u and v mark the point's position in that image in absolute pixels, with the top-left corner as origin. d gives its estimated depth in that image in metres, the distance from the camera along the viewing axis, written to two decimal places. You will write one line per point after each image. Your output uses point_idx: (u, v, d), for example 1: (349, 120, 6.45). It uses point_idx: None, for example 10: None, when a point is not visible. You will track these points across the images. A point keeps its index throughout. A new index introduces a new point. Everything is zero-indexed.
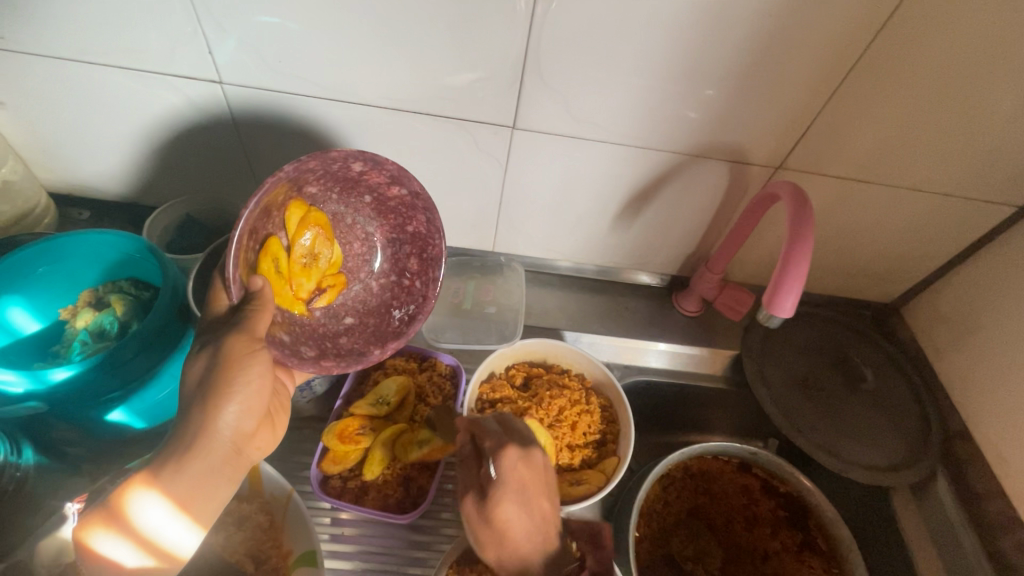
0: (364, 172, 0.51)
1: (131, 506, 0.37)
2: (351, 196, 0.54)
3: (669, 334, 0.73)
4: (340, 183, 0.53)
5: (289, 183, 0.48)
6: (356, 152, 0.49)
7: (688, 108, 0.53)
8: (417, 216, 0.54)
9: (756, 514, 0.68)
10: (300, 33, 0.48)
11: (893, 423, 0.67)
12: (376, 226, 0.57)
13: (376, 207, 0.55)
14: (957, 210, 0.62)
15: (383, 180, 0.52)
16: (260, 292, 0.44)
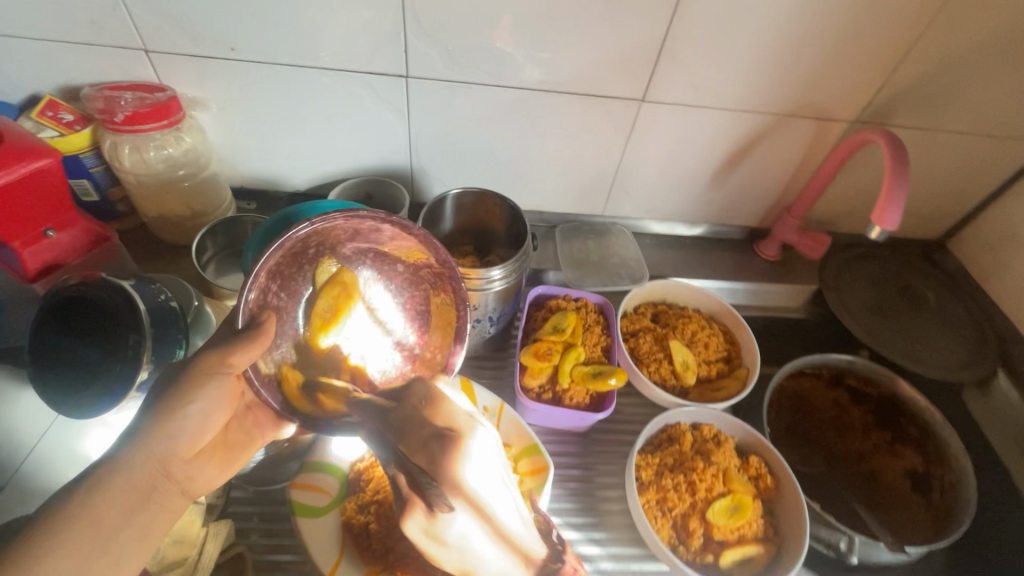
0: (394, 239, 0.49)
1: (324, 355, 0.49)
2: (384, 262, 0.52)
3: (757, 275, 0.85)
4: (373, 250, 0.51)
5: (320, 237, 0.46)
6: (387, 216, 0.46)
7: (789, 75, 0.65)
8: (446, 285, 0.52)
9: (849, 420, 0.77)
10: (483, 30, 0.60)
11: (956, 332, 0.79)
12: (406, 300, 0.54)
13: (409, 277, 0.53)
14: (1000, 148, 0.75)
15: (411, 248, 0.49)
16: (264, 326, 0.43)
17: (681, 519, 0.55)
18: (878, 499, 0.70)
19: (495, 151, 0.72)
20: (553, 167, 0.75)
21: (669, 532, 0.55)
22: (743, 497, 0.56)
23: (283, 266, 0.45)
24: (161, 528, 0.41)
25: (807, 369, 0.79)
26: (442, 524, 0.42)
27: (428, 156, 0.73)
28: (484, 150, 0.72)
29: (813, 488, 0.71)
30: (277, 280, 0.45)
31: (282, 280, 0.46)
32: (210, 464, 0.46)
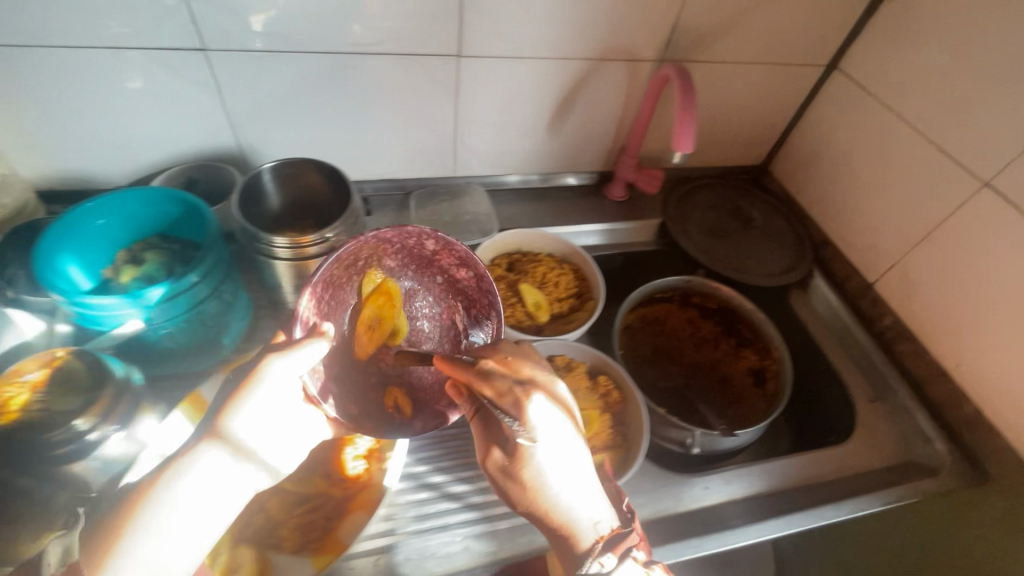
0: (437, 251, 0.61)
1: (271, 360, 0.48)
2: (425, 274, 0.63)
3: (607, 215, 0.90)
4: (416, 261, 0.63)
5: (370, 249, 0.59)
6: (438, 234, 0.60)
7: (592, 20, 0.68)
8: (482, 298, 0.61)
9: (701, 336, 0.87)
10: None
11: (779, 242, 0.89)
12: (441, 309, 0.64)
13: (445, 288, 0.63)
14: (789, 74, 0.84)
15: (453, 261, 0.61)
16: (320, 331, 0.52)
17: None
18: (724, 399, 0.82)
19: (326, 121, 0.71)
20: (390, 133, 0.75)
21: None
22: (594, 415, 0.62)
23: (336, 275, 0.57)
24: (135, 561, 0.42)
25: (656, 294, 0.86)
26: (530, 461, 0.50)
27: (254, 134, 0.70)
28: (313, 121, 0.71)
29: (674, 400, 0.81)
30: (331, 288, 0.57)
31: (334, 291, 0.58)
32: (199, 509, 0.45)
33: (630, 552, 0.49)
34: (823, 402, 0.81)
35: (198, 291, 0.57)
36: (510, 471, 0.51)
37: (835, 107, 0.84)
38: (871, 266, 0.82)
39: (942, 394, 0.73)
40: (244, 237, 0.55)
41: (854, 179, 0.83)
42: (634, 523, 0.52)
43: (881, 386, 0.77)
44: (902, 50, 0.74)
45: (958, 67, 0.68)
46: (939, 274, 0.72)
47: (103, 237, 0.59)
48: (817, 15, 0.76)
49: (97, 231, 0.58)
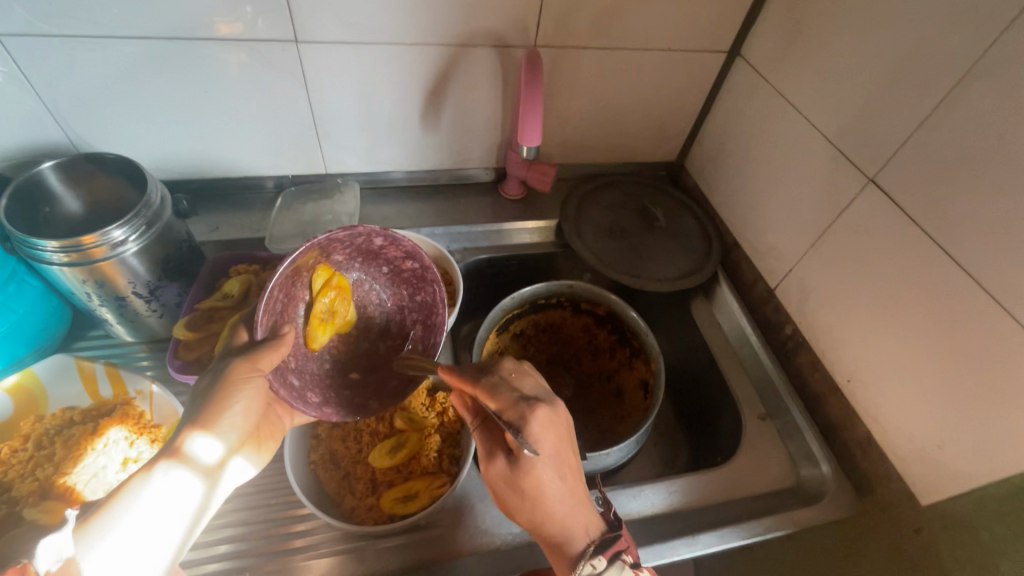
0: (385, 246, 0.54)
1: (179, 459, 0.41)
2: (371, 265, 0.57)
3: (499, 215, 0.84)
4: (362, 254, 0.55)
5: (319, 249, 0.50)
6: (383, 230, 0.52)
7: (443, 1, 0.62)
8: (427, 287, 0.57)
9: (598, 345, 0.81)
10: None
11: (682, 244, 0.82)
12: (389, 296, 0.59)
13: (388, 278, 0.58)
14: (689, 62, 0.77)
15: (398, 254, 0.55)
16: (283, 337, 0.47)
17: (350, 468, 0.54)
18: (606, 416, 0.78)
19: (161, 112, 0.66)
20: (241, 125, 0.70)
21: (336, 483, 0.54)
22: (417, 438, 0.56)
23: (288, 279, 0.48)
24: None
25: (540, 300, 0.79)
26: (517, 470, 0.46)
27: (82, 126, 0.65)
28: (148, 112, 0.66)
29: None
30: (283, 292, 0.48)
31: (288, 288, 0.49)
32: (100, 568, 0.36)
33: (623, 558, 0.44)
34: (718, 418, 0.75)
35: None
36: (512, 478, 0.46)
37: (739, 97, 0.78)
38: (772, 271, 0.75)
39: (836, 411, 0.66)
40: (16, 241, 0.49)
41: (757, 176, 0.76)
42: (621, 529, 0.49)
43: (774, 401, 0.72)
44: (796, 33, 0.67)
45: (845, 50, 0.61)
46: (831, 281, 0.65)
47: None
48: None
49: None
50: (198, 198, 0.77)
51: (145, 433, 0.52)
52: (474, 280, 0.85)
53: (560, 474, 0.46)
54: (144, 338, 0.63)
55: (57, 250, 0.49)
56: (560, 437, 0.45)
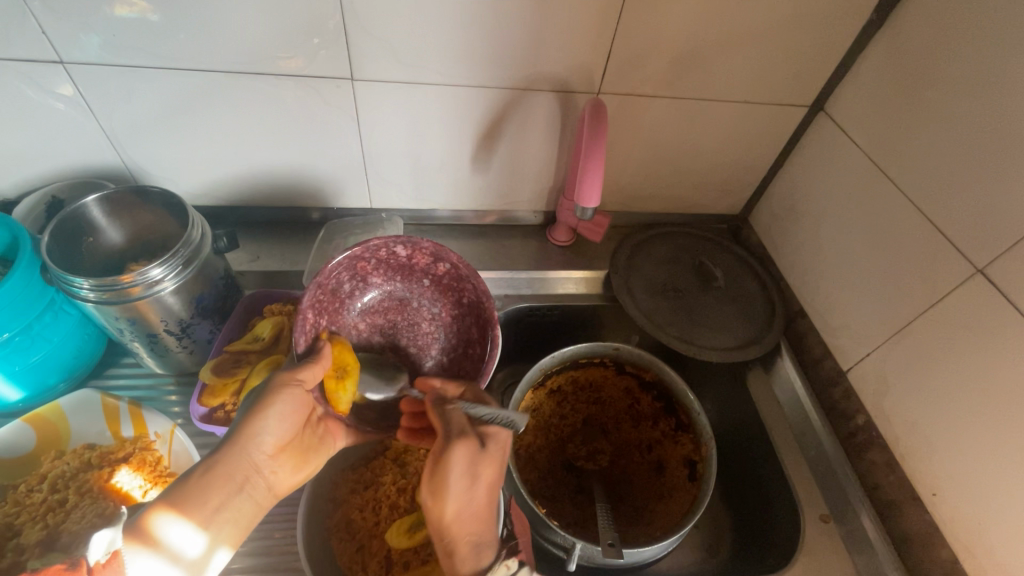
0: (410, 255, 0.59)
1: (155, 528, 0.36)
2: (412, 281, 0.61)
3: (544, 262, 0.80)
4: (399, 271, 0.60)
5: (348, 270, 0.57)
6: (400, 238, 0.57)
7: (506, 44, 0.59)
8: (467, 286, 0.59)
9: (639, 411, 0.75)
10: (145, 13, 0.53)
11: (742, 309, 0.75)
12: (439, 307, 0.62)
13: (434, 289, 0.62)
14: (763, 115, 0.71)
15: (427, 260, 0.59)
16: (321, 350, 0.50)
17: (364, 541, 0.50)
18: (645, 491, 0.70)
19: (214, 142, 0.65)
20: (290, 158, 0.69)
21: (349, 557, 0.50)
22: None
23: (322, 301, 0.55)
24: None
25: (580, 359, 0.73)
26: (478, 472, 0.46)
27: (137, 153, 0.65)
28: (201, 140, 0.65)
29: (577, 484, 0.71)
30: (322, 315, 0.55)
31: (330, 311, 0.56)
32: None
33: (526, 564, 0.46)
34: (771, 509, 0.68)
35: None
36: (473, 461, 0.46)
37: (819, 155, 0.71)
38: (846, 351, 0.67)
39: (915, 526, 0.58)
40: (53, 274, 0.48)
41: (834, 245, 0.69)
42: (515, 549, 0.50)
43: (837, 500, 0.64)
44: (895, 94, 0.60)
45: (956, 119, 0.53)
46: (918, 375, 0.57)
47: None
48: (793, 48, 0.64)
49: None
50: (243, 225, 0.76)
51: (160, 483, 0.50)
52: (512, 327, 0.80)
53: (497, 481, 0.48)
54: (173, 371, 0.61)
55: (93, 288, 0.48)
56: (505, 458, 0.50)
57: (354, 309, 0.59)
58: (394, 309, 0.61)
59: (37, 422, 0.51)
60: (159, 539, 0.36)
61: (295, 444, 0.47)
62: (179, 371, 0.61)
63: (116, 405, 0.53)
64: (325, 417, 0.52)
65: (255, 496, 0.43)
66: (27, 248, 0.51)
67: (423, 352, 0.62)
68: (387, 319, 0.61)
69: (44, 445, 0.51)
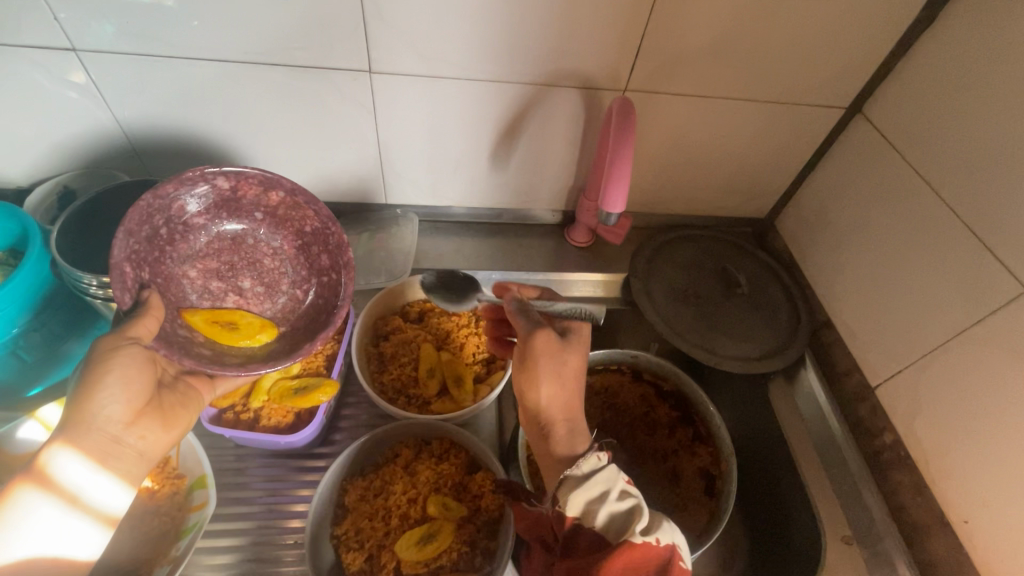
0: (235, 187, 0.53)
1: (45, 470, 0.41)
2: (241, 217, 0.55)
3: (562, 263, 0.77)
4: (223, 208, 0.54)
5: (158, 215, 0.50)
6: (216, 169, 0.51)
7: (529, 37, 0.56)
8: (304, 214, 0.55)
9: (655, 420, 0.72)
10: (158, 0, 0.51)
11: (766, 318, 0.73)
12: (279, 241, 0.56)
13: (269, 225, 0.56)
14: (797, 117, 0.68)
15: (255, 191, 0.54)
16: (150, 300, 0.46)
17: (374, 552, 0.49)
18: (657, 501, 0.67)
19: (226, 134, 0.64)
20: (304, 151, 0.67)
21: (359, 565, 0.49)
22: (451, 528, 0.50)
23: (141, 251, 0.48)
24: None
25: (597, 365, 0.72)
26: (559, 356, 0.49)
27: (149, 143, 0.64)
28: (213, 132, 0.63)
29: None
30: (141, 264, 0.48)
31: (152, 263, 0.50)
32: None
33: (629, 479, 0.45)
34: (789, 526, 0.66)
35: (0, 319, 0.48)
36: (554, 349, 0.49)
37: (855, 159, 0.67)
38: (875, 367, 0.64)
39: (943, 553, 0.55)
40: (63, 270, 0.48)
41: (867, 256, 0.66)
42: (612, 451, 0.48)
43: (861, 521, 0.62)
44: (942, 98, 0.56)
45: (1010, 127, 0.50)
46: (954, 397, 0.55)
47: None
48: (832, 46, 0.60)
49: None
50: None
51: None
52: None
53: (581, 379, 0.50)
54: None
55: (104, 285, 0.47)
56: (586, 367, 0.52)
57: (178, 257, 0.52)
58: (228, 249, 0.54)
59: (52, 422, 0.51)
60: (50, 479, 0.41)
61: (158, 404, 0.46)
62: None
63: None
64: (184, 374, 0.50)
65: (122, 462, 0.44)
66: (37, 242, 0.50)
67: (272, 292, 0.56)
68: (224, 262, 0.54)
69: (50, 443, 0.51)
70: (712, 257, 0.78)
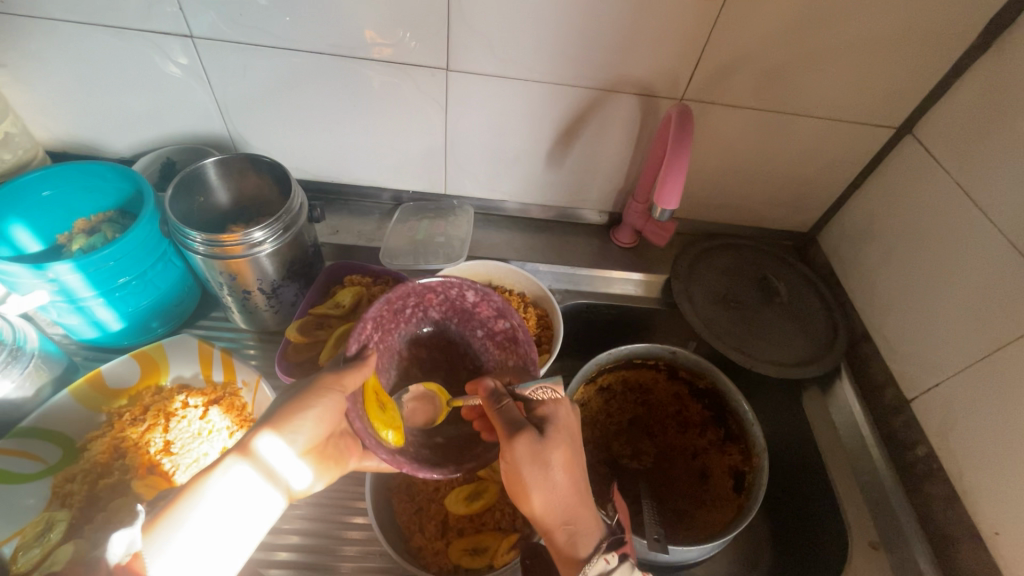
0: (476, 303, 0.55)
1: (255, 444, 0.46)
2: (467, 326, 0.58)
3: (607, 261, 0.81)
4: (458, 314, 0.57)
5: (415, 297, 0.54)
6: (473, 284, 0.54)
7: (597, 44, 0.61)
8: (519, 350, 0.55)
9: (687, 418, 0.76)
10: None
11: (804, 327, 0.75)
12: (484, 362, 0.58)
13: (485, 343, 0.58)
14: (846, 134, 0.71)
15: (490, 313, 0.55)
16: (367, 357, 0.49)
17: (423, 504, 0.54)
18: (684, 497, 0.70)
19: (311, 120, 0.70)
20: (377, 141, 0.72)
21: (407, 517, 0.53)
22: (494, 489, 0.55)
23: (384, 319, 0.52)
24: (152, 541, 0.40)
25: (636, 359, 0.75)
26: (542, 461, 0.46)
27: (242, 124, 0.70)
28: (299, 119, 0.70)
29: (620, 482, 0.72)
30: (380, 331, 0.52)
31: (384, 331, 0.53)
32: (202, 513, 0.42)
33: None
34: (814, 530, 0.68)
35: (114, 269, 0.53)
36: (536, 455, 0.46)
37: (901, 178, 0.69)
38: (912, 380, 0.66)
39: (971, 563, 0.56)
40: (173, 228, 0.54)
41: (910, 272, 0.67)
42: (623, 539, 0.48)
43: (889, 528, 0.63)
44: (993, 120, 0.58)
45: None
46: (988, 410, 0.56)
47: (54, 206, 0.60)
48: (886, 69, 0.63)
49: (46, 199, 0.59)
50: (325, 202, 0.81)
51: (244, 426, 0.56)
52: (569, 322, 0.82)
53: (570, 483, 0.47)
54: (255, 328, 0.67)
55: (205, 243, 0.53)
56: (575, 466, 0.48)
57: (403, 336, 0.56)
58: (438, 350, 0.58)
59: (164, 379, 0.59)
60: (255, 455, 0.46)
61: (322, 446, 0.52)
62: (263, 327, 0.66)
63: (209, 350, 0.58)
64: (348, 433, 0.55)
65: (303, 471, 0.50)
66: (150, 201, 0.56)
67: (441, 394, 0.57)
68: (430, 355, 0.58)
69: (133, 398, 0.57)
70: (754, 265, 0.81)
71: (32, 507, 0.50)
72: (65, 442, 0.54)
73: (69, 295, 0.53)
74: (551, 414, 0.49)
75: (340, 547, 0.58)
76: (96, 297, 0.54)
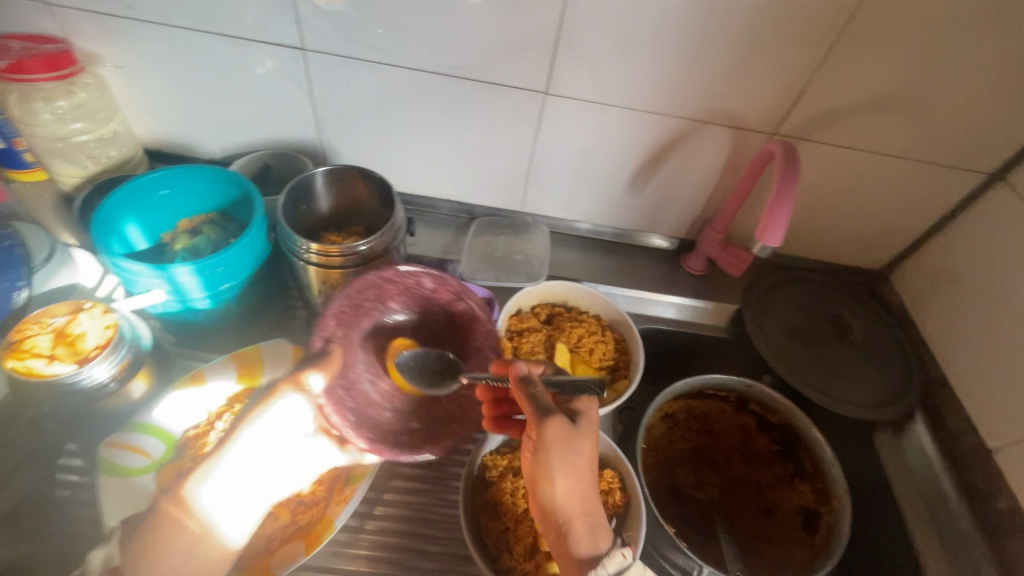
0: (434, 289, 0.59)
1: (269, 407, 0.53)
2: (429, 314, 0.61)
3: (677, 288, 0.81)
4: (419, 303, 0.60)
5: (374, 288, 0.57)
6: (424, 269, 0.58)
7: (697, 78, 0.62)
8: (480, 328, 0.59)
9: (752, 451, 0.75)
10: (382, 17, 0.59)
11: (879, 367, 0.74)
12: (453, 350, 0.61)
13: (448, 330, 0.61)
14: (935, 177, 0.70)
15: (448, 295, 0.60)
16: (332, 353, 0.53)
17: (512, 524, 0.55)
18: (752, 532, 0.69)
19: (401, 133, 0.71)
20: (463, 157, 0.74)
21: (496, 536, 0.54)
22: None
23: (345, 312, 0.55)
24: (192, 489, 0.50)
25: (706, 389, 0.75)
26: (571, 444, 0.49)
27: (334, 133, 0.72)
28: (390, 131, 0.71)
29: (684, 512, 0.70)
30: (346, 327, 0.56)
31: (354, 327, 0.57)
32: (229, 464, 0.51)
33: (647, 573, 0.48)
34: None
35: (223, 273, 0.55)
36: (569, 438, 0.49)
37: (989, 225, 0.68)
38: (994, 430, 0.64)
39: None
40: (283, 236, 0.56)
41: (995, 320, 0.66)
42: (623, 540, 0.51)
43: None
44: None
45: None
46: None
47: (165, 205, 0.62)
48: (986, 116, 0.63)
49: (159, 198, 0.61)
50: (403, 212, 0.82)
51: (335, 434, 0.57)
52: None
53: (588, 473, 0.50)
54: None
55: (312, 252, 0.55)
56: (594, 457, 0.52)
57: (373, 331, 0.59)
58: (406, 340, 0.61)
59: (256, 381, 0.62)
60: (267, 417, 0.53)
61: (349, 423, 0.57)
62: None
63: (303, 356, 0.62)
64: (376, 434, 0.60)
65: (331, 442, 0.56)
66: (259, 206, 0.58)
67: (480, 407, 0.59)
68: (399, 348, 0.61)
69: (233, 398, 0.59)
70: (826, 301, 0.80)
71: (136, 503, 0.52)
72: (168, 438, 0.56)
73: (180, 295, 0.54)
74: (583, 409, 0.53)
75: (420, 560, 0.59)
76: (202, 298, 0.56)
